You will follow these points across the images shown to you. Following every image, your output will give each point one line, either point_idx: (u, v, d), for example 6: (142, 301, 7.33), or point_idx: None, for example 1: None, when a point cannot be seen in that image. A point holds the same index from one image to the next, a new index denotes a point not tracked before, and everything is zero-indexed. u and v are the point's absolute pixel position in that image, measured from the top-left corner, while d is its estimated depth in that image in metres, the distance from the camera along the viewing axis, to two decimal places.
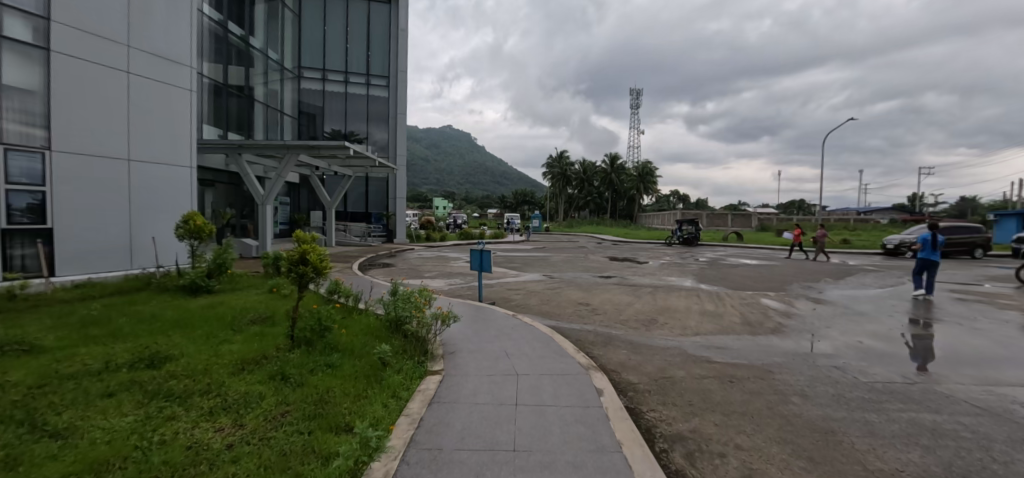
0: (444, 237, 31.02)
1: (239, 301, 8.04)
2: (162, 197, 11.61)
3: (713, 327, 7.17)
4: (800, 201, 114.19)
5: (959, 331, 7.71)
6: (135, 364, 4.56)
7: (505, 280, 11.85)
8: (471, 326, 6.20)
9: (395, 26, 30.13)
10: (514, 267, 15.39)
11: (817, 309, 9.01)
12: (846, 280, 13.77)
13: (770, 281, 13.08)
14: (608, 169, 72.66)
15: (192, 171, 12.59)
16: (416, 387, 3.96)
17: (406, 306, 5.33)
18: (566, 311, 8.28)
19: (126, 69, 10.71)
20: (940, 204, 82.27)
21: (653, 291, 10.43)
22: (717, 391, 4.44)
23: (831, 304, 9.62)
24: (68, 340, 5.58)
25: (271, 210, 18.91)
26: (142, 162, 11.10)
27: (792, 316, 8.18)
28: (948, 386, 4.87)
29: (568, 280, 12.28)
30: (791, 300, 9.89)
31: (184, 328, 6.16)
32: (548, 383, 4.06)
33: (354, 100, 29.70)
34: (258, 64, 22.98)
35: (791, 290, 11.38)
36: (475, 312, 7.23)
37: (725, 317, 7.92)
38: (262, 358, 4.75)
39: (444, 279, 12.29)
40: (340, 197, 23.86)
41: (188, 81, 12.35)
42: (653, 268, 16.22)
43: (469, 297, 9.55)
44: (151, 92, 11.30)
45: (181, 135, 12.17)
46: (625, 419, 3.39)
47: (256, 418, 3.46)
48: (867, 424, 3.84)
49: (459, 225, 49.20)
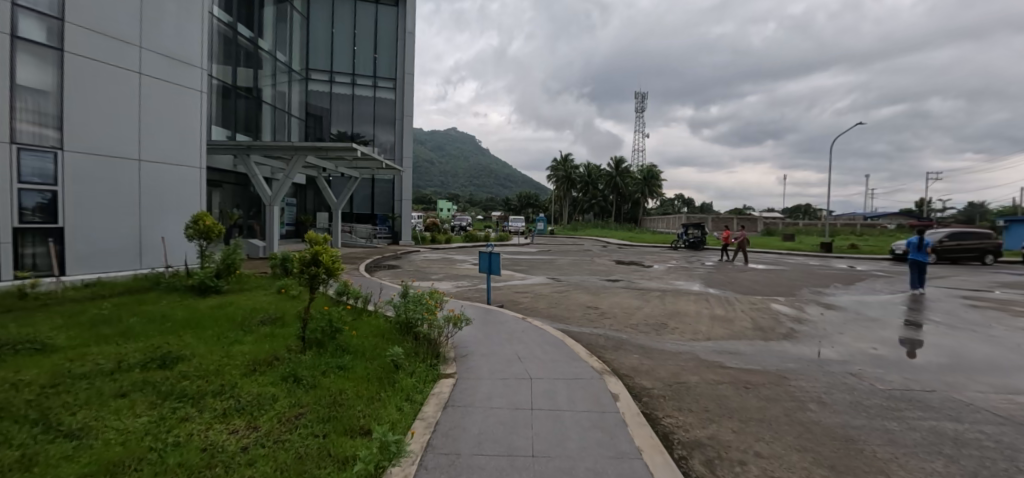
0: (449, 239, 31.03)
1: (248, 302, 8.05)
2: (172, 197, 11.65)
3: (724, 332, 7.10)
4: (806, 207, 113.59)
5: (975, 338, 7.59)
6: (147, 364, 4.55)
7: (512, 283, 11.78)
8: (481, 329, 6.14)
9: (402, 28, 30.23)
10: (520, 270, 15.33)
11: (828, 314, 8.92)
12: (855, 285, 13.65)
13: (779, 286, 12.97)
14: (612, 172, 72.70)
15: (201, 173, 12.63)
16: (429, 391, 3.91)
17: (418, 307, 5.26)
18: (575, 314, 8.22)
19: (138, 69, 10.78)
20: (948, 212, 81.66)
21: (662, 295, 10.35)
22: (732, 396, 4.39)
23: (843, 310, 9.51)
24: (80, 339, 5.58)
25: (277, 211, 18.94)
26: (152, 163, 11.16)
27: (804, 322, 8.08)
28: (966, 394, 4.79)
29: (575, 283, 12.26)
30: (801, 305, 9.79)
31: (195, 328, 6.17)
32: (562, 387, 4.02)
33: (361, 102, 29.81)
34: (266, 66, 23.24)
35: (800, 295, 11.29)
36: (484, 315, 7.18)
37: (735, 322, 7.85)
38: (274, 359, 4.74)
39: (451, 281, 12.28)
40: (346, 199, 23.86)
41: (199, 81, 12.42)
42: (660, 271, 16.14)
43: (476, 300, 9.51)
44: (163, 93, 11.37)
45: (190, 135, 12.21)
46: (643, 425, 3.35)
47: (270, 420, 3.44)
48: (887, 432, 3.78)
49: (463, 228, 49.33)
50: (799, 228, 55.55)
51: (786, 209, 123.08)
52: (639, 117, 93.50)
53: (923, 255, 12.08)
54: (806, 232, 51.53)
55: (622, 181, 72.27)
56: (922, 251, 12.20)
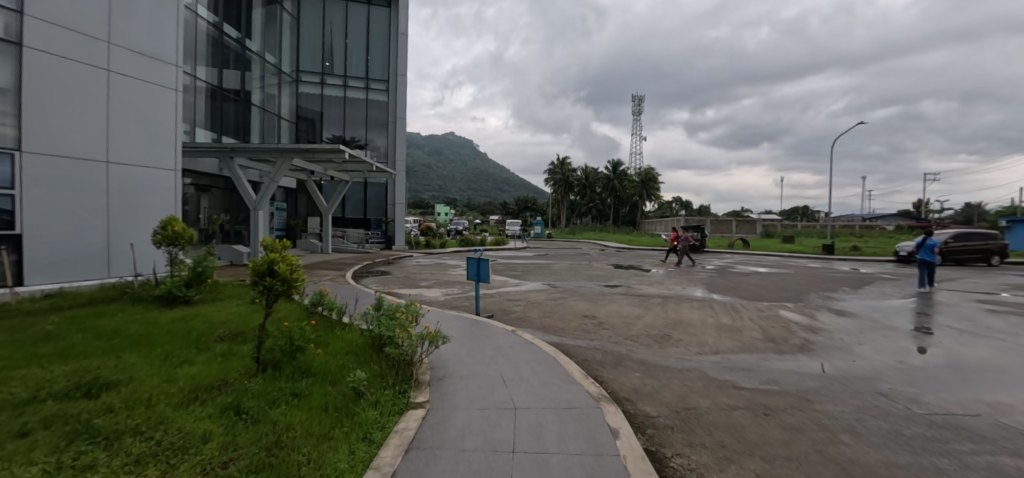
0: (443, 243, 30.57)
1: (216, 314, 7.37)
2: (144, 200, 11.00)
3: (734, 344, 6.46)
4: (805, 208, 113.36)
5: (1005, 348, 6.98)
6: (69, 393, 3.89)
7: (505, 290, 11.12)
8: (465, 345, 5.49)
9: (395, 30, 29.67)
10: (514, 276, 14.68)
11: (842, 322, 8.32)
12: (865, 289, 13.06)
13: (785, 290, 12.35)
14: (610, 175, 72.31)
15: (177, 175, 11.99)
16: (392, 427, 3.28)
17: (390, 322, 4.62)
18: (570, 325, 7.58)
19: (106, 66, 10.15)
20: (945, 212, 81.58)
21: (663, 303, 9.71)
22: (751, 427, 3.76)
23: (858, 317, 8.87)
24: (9, 360, 4.92)
25: (263, 216, 18.26)
26: (122, 165, 10.50)
27: (818, 331, 7.45)
28: (1016, 418, 4.18)
29: (572, 290, 11.59)
30: (812, 312, 9.18)
31: (145, 345, 5.52)
32: (551, 421, 3.39)
33: (353, 105, 29.19)
34: (255, 68, 22.70)
35: (809, 301, 10.68)
36: (469, 328, 6.53)
37: (745, 332, 7.22)
38: (220, 386, 4.08)
39: (441, 289, 11.62)
40: (337, 202, 23.12)
41: (174, 80, 11.79)
42: (660, 276, 15.54)
43: (465, 309, 8.84)
44: (134, 92, 10.74)
45: (165, 136, 11.57)
46: (649, 472, 2.72)
47: (191, 469, 2.79)
48: (940, 472, 3.15)
49: (459, 232, 48.70)
50: (799, 230, 55.11)
51: (784, 211, 123.03)
52: (637, 120, 93.33)
53: (932, 255, 11.69)
54: (806, 234, 51.09)
55: (620, 184, 71.90)
56: (930, 251, 11.81)
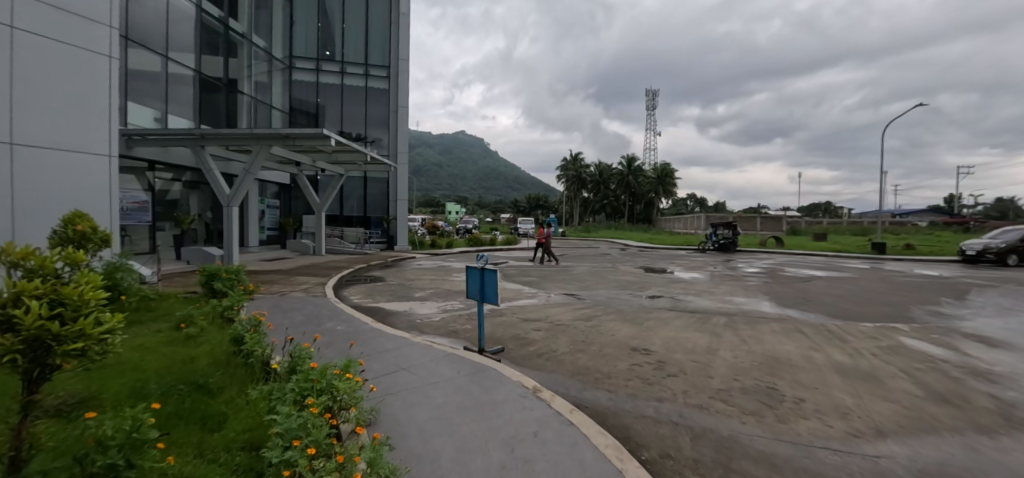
0: (451, 243, 28.18)
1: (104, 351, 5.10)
2: (66, 192, 8.86)
3: (894, 412, 3.99)
4: (825, 204, 109.91)
5: None
6: None
7: (520, 306, 8.68)
8: (454, 435, 3.07)
9: (396, 10, 27.05)
10: (530, 283, 12.25)
11: (1008, 359, 5.78)
12: (972, 299, 10.43)
13: (875, 303, 9.73)
14: (625, 171, 69.57)
15: (114, 161, 9.87)
16: None
17: (288, 417, 2.23)
18: (618, 366, 5.13)
19: (8, 21, 7.90)
20: (981, 206, 77.41)
21: (734, 325, 7.20)
22: None
23: (1019, 349, 6.26)
24: None
25: (238, 212, 15.80)
26: (32, 147, 8.29)
27: (998, 381, 4.89)
28: None
29: (604, 304, 9.15)
30: (946, 340, 6.65)
31: None
32: None
33: (351, 93, 26.91)
34: (241, 51, 20.48)
35: (923, 320, 8.06)
36: (466, 384, 4.09)
37: (890, 383, 4.72)
38: None
39: (438, 302, 9.22)
40: (330, 197, 20.71)
41: (108, 44, 9.55)
42: (704, 282, 13.03)
43: (466, 336, 6.44)
44: (48, 55, 8.48)
45: (95, 113, 9.37)
46: None
47: None
48: None
49: (469, 230, 46.51)
50: (828, 226, 51.99)
51: (806, 207, 119.16)
52: (650, 114, 90.54)
53: None
54: (835, 231, 48.07)
55: (634, 180, 69.23)
56: None
